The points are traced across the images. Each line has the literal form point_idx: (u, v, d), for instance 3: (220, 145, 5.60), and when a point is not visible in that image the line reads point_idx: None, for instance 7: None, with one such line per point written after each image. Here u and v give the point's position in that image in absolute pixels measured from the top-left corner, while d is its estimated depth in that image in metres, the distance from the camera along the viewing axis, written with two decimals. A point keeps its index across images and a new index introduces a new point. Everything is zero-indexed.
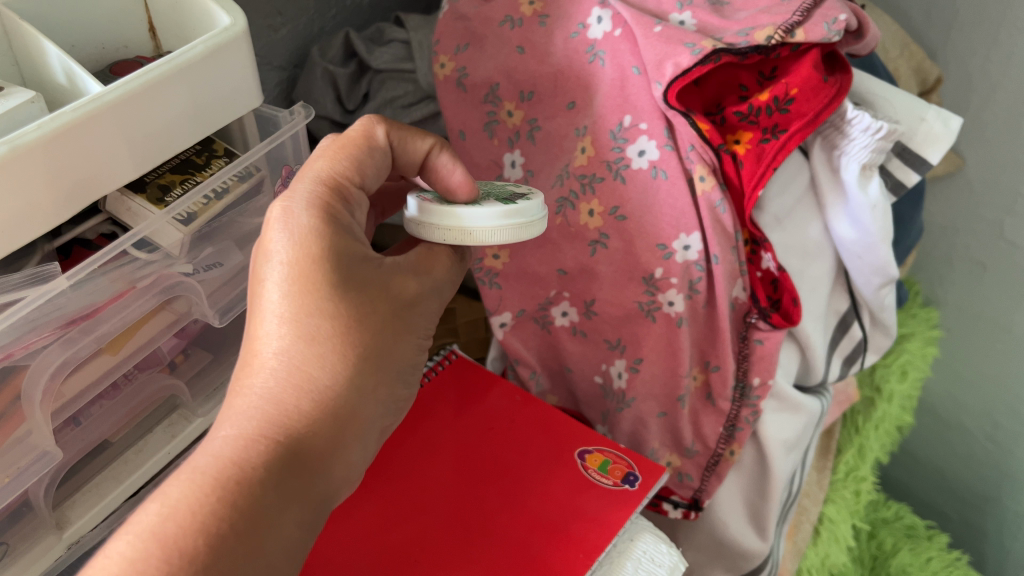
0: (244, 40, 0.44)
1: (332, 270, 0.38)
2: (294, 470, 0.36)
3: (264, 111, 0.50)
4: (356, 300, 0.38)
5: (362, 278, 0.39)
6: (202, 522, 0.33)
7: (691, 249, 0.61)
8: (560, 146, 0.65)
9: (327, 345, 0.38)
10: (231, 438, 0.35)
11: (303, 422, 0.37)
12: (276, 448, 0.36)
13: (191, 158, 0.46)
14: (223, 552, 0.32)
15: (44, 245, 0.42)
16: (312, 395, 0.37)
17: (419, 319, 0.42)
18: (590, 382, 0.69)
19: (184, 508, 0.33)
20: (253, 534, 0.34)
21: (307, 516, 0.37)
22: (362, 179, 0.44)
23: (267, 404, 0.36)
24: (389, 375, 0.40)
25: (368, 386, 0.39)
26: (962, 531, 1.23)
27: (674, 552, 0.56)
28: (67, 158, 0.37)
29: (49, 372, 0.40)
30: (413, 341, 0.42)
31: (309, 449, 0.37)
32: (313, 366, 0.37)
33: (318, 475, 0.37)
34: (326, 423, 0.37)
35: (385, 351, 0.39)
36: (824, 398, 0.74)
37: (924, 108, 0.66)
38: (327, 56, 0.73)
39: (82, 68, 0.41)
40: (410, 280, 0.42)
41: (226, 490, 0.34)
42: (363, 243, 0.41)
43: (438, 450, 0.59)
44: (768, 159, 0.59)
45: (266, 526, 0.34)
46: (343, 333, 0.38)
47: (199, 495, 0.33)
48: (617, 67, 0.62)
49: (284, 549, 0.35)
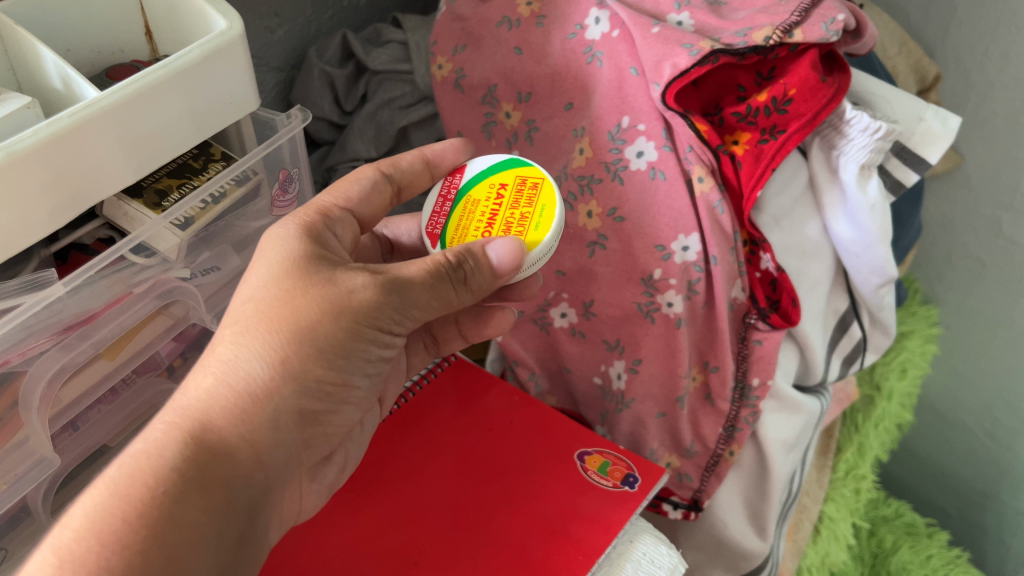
0: (240, 43, 0.43)
1: (265, 270, 0.40)
2: (197, 450, 0.36)
3: (261, 114, 0.50)
4: (283, 292, 0.40)
5: (299, 271, 0.40)
6: (91, 515, 0.33)
7: (690, 250, 0.61)
8: (558, 146, 0.65)
9: (249, 335, 0.39)
10: (148, 429, 0.37)
11: (210, 407, 0.37)
12: (182, 432, 0.36)
13: (188, 162, 0.46)
14: (99, 539, 0.32)
15: (41, 251, 0.42)
16: (228, 382, 0.38)
17: (363, 309, 0.40)
18: (589, 383, 0.69)
19: (86, 508, 0.33)
20: (132, 515, 0.33)
21: (222, 497, 0.35)
22: (350, 207, 0.47)
23: (190, 400, 0.38)
24: (309, 360, 0.39)
25: (289, 371, 0.39)
26: (962, 529, 1.23)
27: (675, 553, 0.55)
28: (63, 164, 0.37)
29: (46, 379, 0.40)
30: (350, 328, 0.40)
31: (214, 431, 0.37)
32: (228, 360, 0.39)
33: (223, 461, 0.36)
34: (234, 407, 0.37)
35: (311, 337, 0.39)
36: (823, 398, 0.73)
37: (922, 107, 0.66)
38: (324, 57, 0.73)
39: (78, 73, 0.41)
40: (354, 273, 0.41)
41: (116, 474, 0.34)
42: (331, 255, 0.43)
43: (436, 452, 0.59)
44: (766, 159, 0.59)
45: (160, 500, 0.33)
46: (265, 322, 0.39)
47: (106, 492, 0.34)
48: (615, 68, 0.62)
49: (185, 523, 0.34)
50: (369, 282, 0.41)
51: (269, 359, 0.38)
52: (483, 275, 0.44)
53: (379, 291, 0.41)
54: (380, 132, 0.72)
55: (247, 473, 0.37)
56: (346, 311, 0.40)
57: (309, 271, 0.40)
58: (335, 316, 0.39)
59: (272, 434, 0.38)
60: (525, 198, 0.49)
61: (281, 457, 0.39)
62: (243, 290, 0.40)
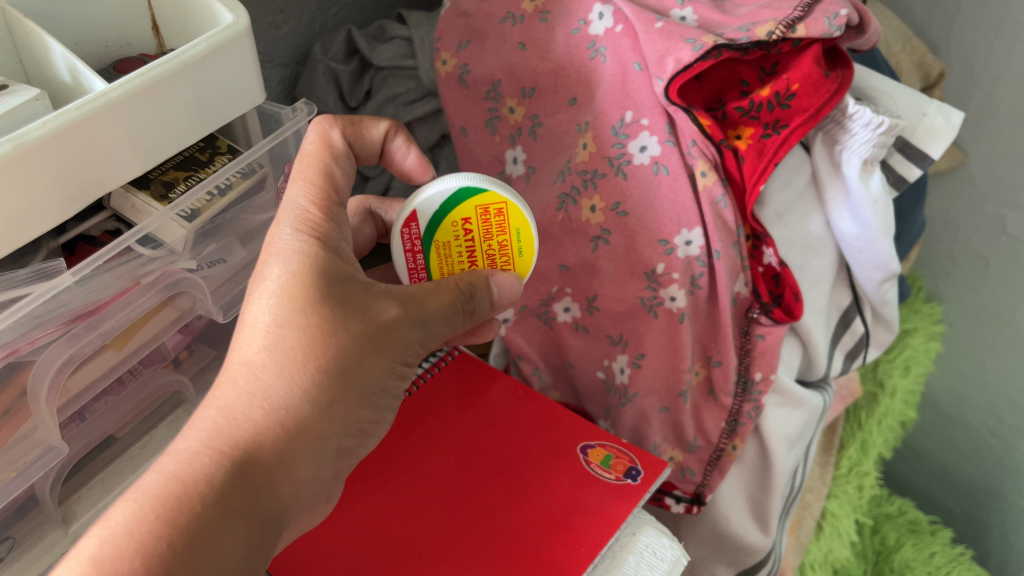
0: (246, 37, 0.44)
1: (298, 290, 0.39)
2: (243, 482, 0.35)
3: (266, 108, 0.50)
4: (324, 318, 0.39)
5: (337, 297, 0.40)
6: (135, 538, 0.31)
7: (693, 244, 0.61)
8: (561, 142, 0.65)
9: (289, 361, 0.38)
10: (182, 453, 0.35)
11: (254, 436, 0.37)
12: (227, 460, 0.35)
13: (194, 155, 0.47)
14: (158, 571, 0.31)
15: (49, 242, 0.43)
16: (272, 412, 0.37)
17: (400, 346, 0.42)
18: (592, 377, 0.69)
19: (123, 529, 0.32)
20: (195, 554, 0.32)
21: (258, 534, 0.35)
22: (340, 200, 0.45)
23: (224, 417, 0.37)
24: (352, 395, 0.40)
25: (329, 403, 0.39)
26: (965, 527, 1.23)
27: (677, 546, 0.55)
28: (71, 155, 0.37)
29: (55, 367, 0.41)
30: (388, 366, 0.41)
31: (261, 462, 0.36)
32: (272, 381, 0.38)
33: (269, 495, 0.36)
34: (279, 437, 0.37)
35: (353, 370, 0.39)
36: (826, 393, 0.74)
37: (925, 103, 0.66)
38: (329, 53, 0.73)
39: (85, 66, 0.41)
40: (393, 305, 0.42)
41: (166, 505, 0.33)
42: (352, 266, 0.42)
43: (441, 446, 0.59)
44: (769, 154, 0.59)
45: (208, 540, 0.33)
46: (307, 349, 0.38)
47: (141, 512, 0.32)
48: (618, 63, 0.62)
49: (230, 563, 0.33)
50: (402, 315, 0.42)
51: (308, 387, 0.38)
52: (486, 306, 0.47)
53: (410, 325, 0.42)
54: None
55: (288, 505, 0.37)
56: (383, 344, 0.41)
57: (346, 298, 0.40)
58: (374, 350, 0.40)
59: (313, 471, 0.38)
60: (494, 224, 0.49)
61: (317, 490, 0.39)
62: (273, 308, 0.39)
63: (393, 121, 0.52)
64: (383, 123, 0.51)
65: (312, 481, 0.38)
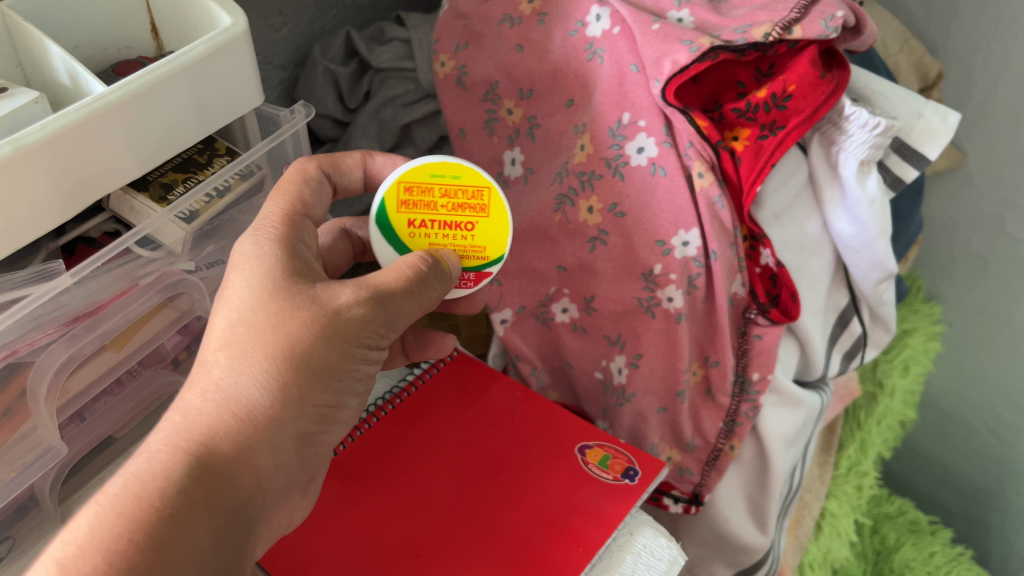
0: (244, 40, 0.44)
1: (251, 289, 0.40)
2: (198, 478, 0.35)
3: (265, 109, 0.50)
4: (273, 313, 0.39)
5: (286, 290, 0.40)
6: (95, 536, 0.32)
7: (690, 245, 0.61)
8: (559, 143, 0.65)
9: (242, 356, 0.38)
10: (142, 455, 0.36)
11: (211, 430, 0.37)
12: (182, 457, 0.36)
13: (193, 157, 0.47)
14: (115, 565, 0.32)
15: (49, 243, 0.43)
16: (227, 408, 0.37)
17: (357, 327, 0.40)
18: (590, 378, 0.69)
19: (85, 531, 0.33)
20: (150, 547, 0.33)
21: (217, 529, 0.35)
22: (307, 211, 0.46)
23: (183, 417, 0.37)
24: (307, 384, 0.39)
25: (284, 393, 0.38)
26: (966, 527, 1.23)
27: (674, 545, 0.56)
28: (71, 157, 0.37)
29: (54, 368, 0.41)
30: (344, 349, 0.40)
31: (216, 457, 0.36)
32: (226, 378, 0.38)
33: (227, 485, 0.36)
34: (234, 432, 0.37)
35: (305, 357, 0.39)
36: (824, 393, 0.74)
37: (922, 104, 0.66)
38: (328, 55, 0.73)
39: (84, 68, 0.41)
40: (344, 288, 0.41)
41: (124, 502, 0.34)
42: (308, 262, 0.42)
43: (439, 447, 0.60)
44: (766, 155, 0.59)
45: (163, 536, 0.33)
46: (257, 343, 0.39)
47: (102, 512, 0.33)
48: (615, 64, 0.62)
49: (187, 557, 0.33)
50: (356, 298, 0.41)
51: (263, 378, 0.38)
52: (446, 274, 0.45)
53: (366, 306, 0.41)
54: (383, 129, 0.73)
55: (250, 496, 0.37)
56: (336, 329, 0.40)
57: (295, 290, 0.40)
58: (326, 334, 0.39)
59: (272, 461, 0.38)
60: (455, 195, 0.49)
61: (280, 481, 0.39)
62: (228, 310, 0.40)
63: (364, 147, 0.51)
64: (357, 152, 0.51)
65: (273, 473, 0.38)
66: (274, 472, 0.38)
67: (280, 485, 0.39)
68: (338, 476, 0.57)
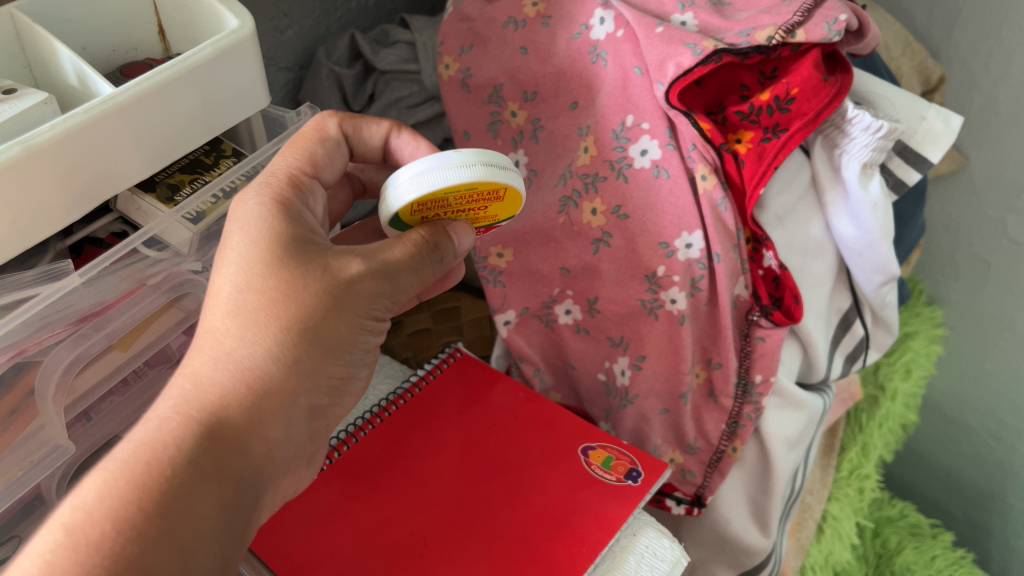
0: (251, 42, 0.44)
1: (259, 255, 0.40)
2: (210, 447, 0.36)
3: (271, 111, 0.51)
4: (284, 280, 0.39)
5: (296, 258, 0.40)
6: (103, 502, 0.33)
7: (694, 247, 0.62)
8: (563, 145, 0.66)
9: (252, 325, 0.38)
10: (152, 422, 0.36)
11: (221, 400, 0.37)
12: (193, 425, 0.36)
13: (200, 158, 0.47)
14: (126, 533, 0.32)
15: (57, 244, 0.43)
16: (239, 375, 0.38)
17: (366, 299, 0.41)
18: (593, 380, 0.69)
19: (93, 496, 0.33)
20: (160, 516, 0.33)
21: (229, 498, 0.36)
22: (317, 172, 0.46)
23: (191, 385, 0.37)
24: (317, 354, 0.39)
25: (295, 363, 0.39)
26: (967, 530, 1.24)
27: (677, 547, 0.56)
28: (79, 158, 0.38)
29: (61, 368, 0.41)
30: (354, 321, 0.40)
31: (228, 426, 0.37)
32: (236, 344, 0.38)
33: (240, 456, 0.37)
34: (246, 401, 0.37)
35: (315, 329, 0.39)
36: (826, 396, 0.74)
37: (924, 107, 0.66)
38: (332, 57, 0.74)
39: (93, 70, 0.42)
40: (353, 259, 0.41)
41: (133, 469, 0.34)
42: (314, 230, 0.42)
43: (444, 447, 0.60)
44: (769, 158, 0.60)
45: (176, 503, 0.34)
46: (268, 312, 0.39)
47: (110, 478, 0.33)
48: (619, 67, 0.62)
49: (199, 525, 0.34)
50: (365, 270, 0.41)
51: (272, 348, 0.38)
52: (453, 254, 0.46)
53: (374, 279, 0.41)
54: None
55: (261, 466, 0.38)
56: (347, 301, 0.40)
57: (305, 258, 0.40)
58: (337, 305, 0.40)
59: (283, 431, 0.39)
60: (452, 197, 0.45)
61: (291, 451, 0.39)
62: (236, 275, 0.39)
63: (396, 120, 0.51)
64: (385, 122, 0.50)
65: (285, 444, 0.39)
66: (284, 441, 0.39)
67: (290, 455, 0.40)
68: (341, 477, 0.57)
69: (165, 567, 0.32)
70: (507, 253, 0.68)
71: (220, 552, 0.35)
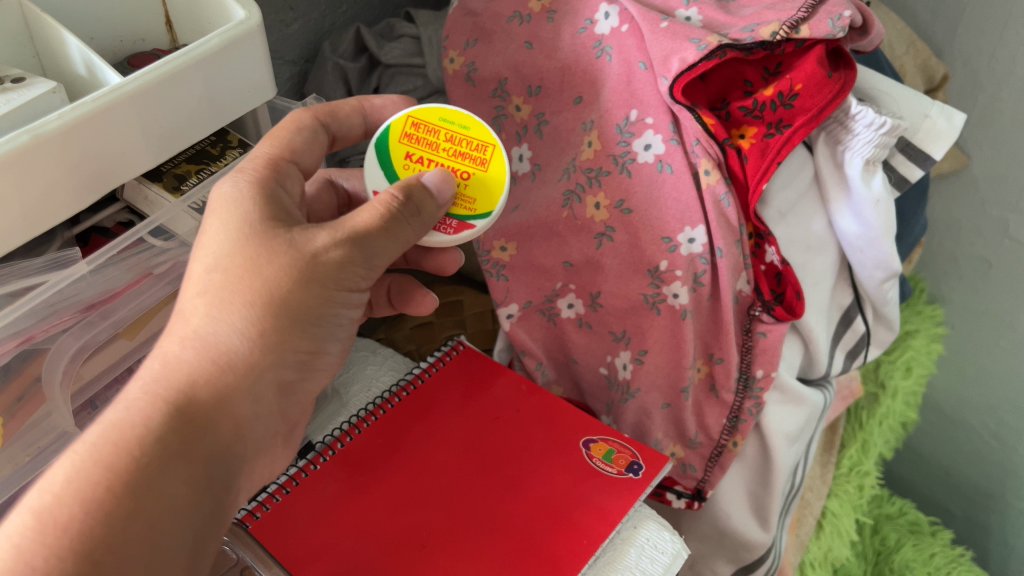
0: (257, 34, 0.44)
1: (226, 233, 0.40)
2: (177, 426, 0.36)
3: (278, 103, 0.51)
4: (249, 257, 0.39)
5: (262, 235, 0.40)
6: (72, 483, 0.34)
7: (696, 242, 0.62)
8: (567, 140, 0.66)
9: (220, 303, 0.39)
10: (124, 401, 0.37)
11: (188, 379, 0.38)
12: (160, 405, 0.37)
13: (206, 149, 0.47)
14: (93, 513, 0.33)
15: (63, 233, 0.43)
16: (205, 355, 0.38)
17: (335, 270, 0.41)
18: (595, 374, 0.70)
19: (62, 478, 0.34)
20: (127, 495, 0.34)
21: (197, 475, 0.37)
22: (295, 157, 0.45)
23: (160, 365, 0.38)
24: (283, 329, 0.40)
25: (261, 339, 0.39)
26: (966, 529, 1.24)
27: (678, 539, 0.56)
28: (88, 147, 0.38)
29: (69, 354, 0.41)
30: (322, 293, 0.40)
31: (195, 404, 0.37)
32: (204, 324, 0.39)
33: (207, 435, 0.37)
34: (212, 380, 0.38)
35: (281, 302, 0.39)
36: (826, 392, 0.74)
37: (927, 104, 0.67)
38: (338, 51, 0.74)
39: (102, 60, 0.42)
40: (320, 232, 0.41)
41: (101, 450, 0.35)
42: (287, 205, 0.42)
43: (446, 439, 0.60)
44: (772, 153, 0.60)
45: (143, 483, 0.35)
46: (233, 290, 0.39)
47: (80, 459, 0.34)
48: (624, 62, 0.62)
49: (165, 504, 0.35)
50: (333, 241, 0.40)
51: (239, 323, 0.39)
52: (433, 209, 0.45)
53: (343, 248, 0.41)
54: None
55: (230, 443, 0.38)
56: (314, 274, 0.40)
57: (271, 233, 0.40)
58: (303, 279, 0.40)
59: (250, 407, 0.39)
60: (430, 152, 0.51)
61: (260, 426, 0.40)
62: (205, 256, 0.40)
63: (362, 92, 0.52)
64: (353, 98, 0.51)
65: (253, 419, 0.40)
66: (253, 414, 0.40)
67: (261, 429, 0.41)
68: (344, 468, 0.57)
69: (135, 545, 0.34)
70: (510, 248, 0.68)
71: (189, 527, 0.36)
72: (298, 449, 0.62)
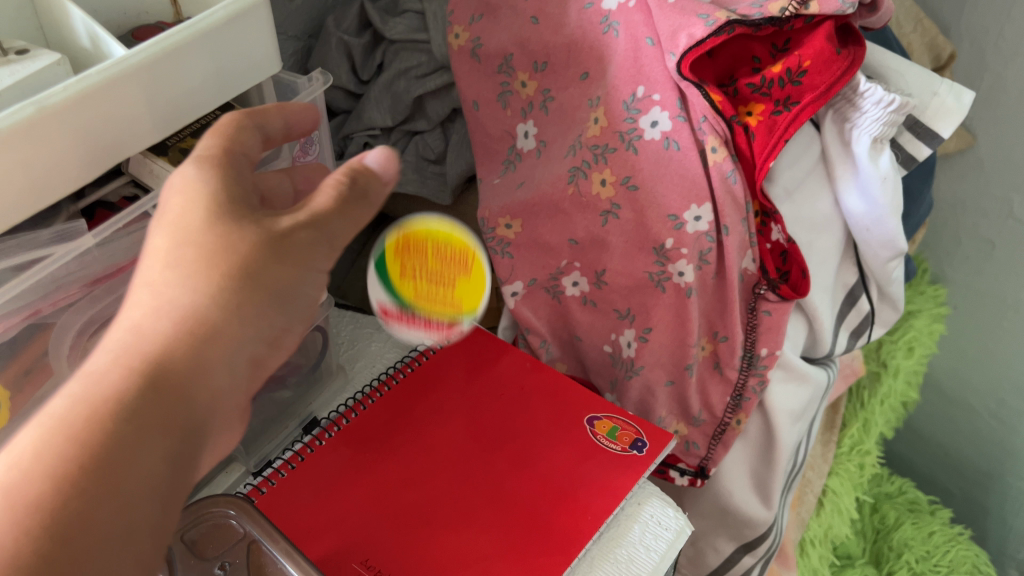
0: (263, 8, 0.44)
1: (188, 197, 0.35)
2: (151, 395, 0.31)
3: (283, 77, 0.49)
4: (218, 227, 0.34)
5: (222, 209, 0.35)
6: (29, 461, 0.28)
7: (702, 219, 0.61)
8: (573, 116, 0.65)
9: (187, 274, 0.33)
10: (86, 371, 0.31)
11: (163, 346, 0.32)
12: (131, 373, 0.31)
13: (212, 123, 0.46)
14: (64, 497, 0.28)
15: (69, 206, 0.42)
16: (175, 321, 0.32)
17: (314, 244, 0.36)
18: (599, 351, 0.70)
19: (25, 455, 0.28)
20: (97, 470, 0.28)
21: (173, 450, 0.31)
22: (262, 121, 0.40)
23: (128, 331, 0.32)
24: (261, 294, 0.34)
25: (233, 309, 0.33)
26: (965, 508, 1.25)
27: (681, 515, 0.57)
28: (95, 120, 0.38)
29: (76, 328, 0.42)
30: (302, 264, 0.36)
31: (168, 373, 0.31)
32: (174, 288, 0.33)
33: (183, 402, 0.31)
34: (187, 347, 0.32)
35: (257, 273, 0.34)
36: (829, 370, 0.75)
37: (936, 82, 0.66)
38: (341, 26, 0.76)
39: (106, 32, 0.41)
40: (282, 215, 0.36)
41: (70, 420, 0.29)
42: (246, 177, 0.37)
43: (450, 416, 0.60)
44: (780, 131, 0.60)
45: (115, 462, 0.29)
46: (201, 259, 0.33)
47: (43, 434, 0.29)
48: (631, 38, 0.62)
49: (144, 484, 0.29)
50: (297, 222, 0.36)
51: (216, 287, 0.33)
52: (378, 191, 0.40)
53: (310, 229, 0.36)
54: (395, 102, 0.76)
55: (207, 417, 0.33)
56: (284, 252, 0.35)
57: (233, 208, 0.35)
58: (274, 256, 0.35)
59: (216, 386, 0.33)
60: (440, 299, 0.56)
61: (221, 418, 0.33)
62: (163, 230, 0.34)
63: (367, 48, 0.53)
64: None
65: (227, 395, 0.34)
66: (205, 399, 0.32)
67: (222, 418, 0.34)
68: (349, 444, 0.57)
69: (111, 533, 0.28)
70: (515, 225, 0.68)
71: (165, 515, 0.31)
72: (305, 423, 0.63)
